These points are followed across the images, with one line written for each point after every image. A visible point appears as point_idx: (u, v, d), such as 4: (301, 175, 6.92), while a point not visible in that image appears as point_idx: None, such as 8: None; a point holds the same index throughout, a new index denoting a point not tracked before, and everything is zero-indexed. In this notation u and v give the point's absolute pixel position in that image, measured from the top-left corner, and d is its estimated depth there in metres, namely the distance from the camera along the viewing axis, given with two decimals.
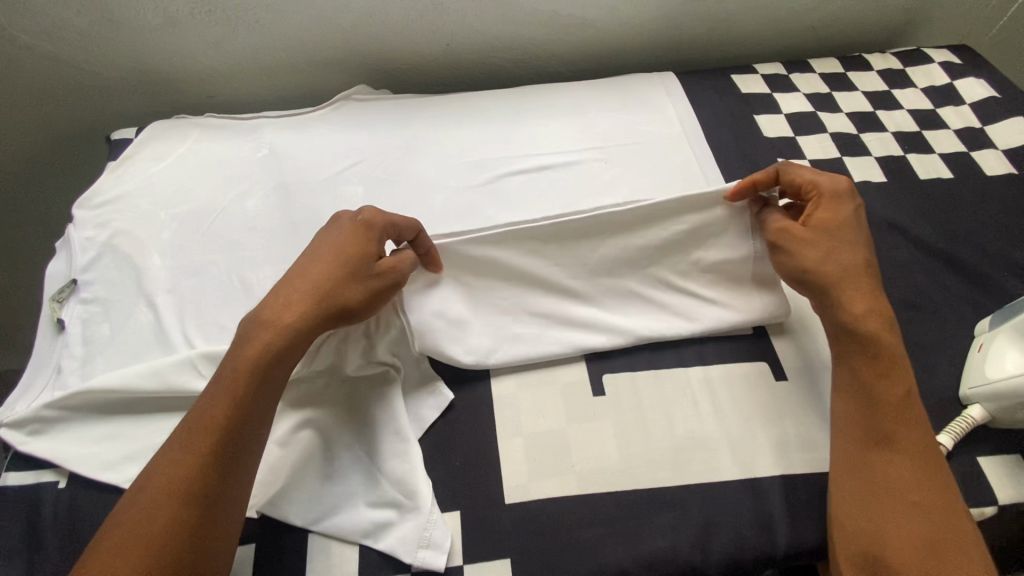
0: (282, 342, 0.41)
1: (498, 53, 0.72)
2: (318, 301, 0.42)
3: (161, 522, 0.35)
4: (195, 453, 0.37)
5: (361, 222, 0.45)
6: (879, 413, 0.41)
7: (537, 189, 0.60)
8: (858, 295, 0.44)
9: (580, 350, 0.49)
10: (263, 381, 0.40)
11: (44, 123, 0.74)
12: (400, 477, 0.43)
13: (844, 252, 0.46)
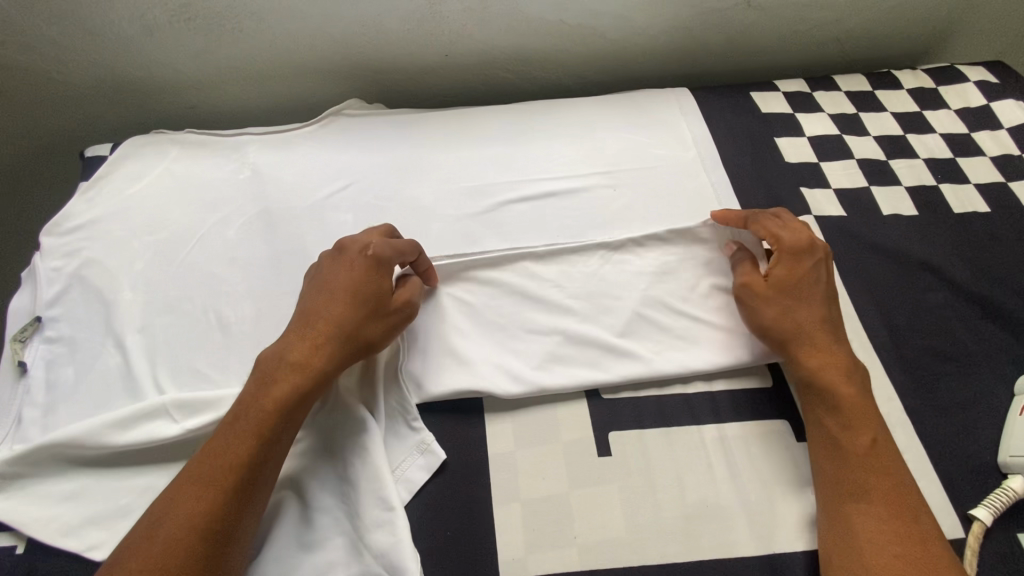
0: (304, 382, 0.41)
1: (500, 64, 0.67)
2: (343, 340, 0.43)
3: (175, 573, 0.34)
4: (213, 496, 0.37)
5: (372, 256, 0.45)
6: (849, 462, 0.41)
7: (540, 219, 0.56)
8: (810, 353, 0.45)
9: (582, 386, 0.46)
10: (283, 422, 0.40)
11: (18, 134, 0.69)
12: (385, 551, 0.39)
13: (801, 312, 0.46)
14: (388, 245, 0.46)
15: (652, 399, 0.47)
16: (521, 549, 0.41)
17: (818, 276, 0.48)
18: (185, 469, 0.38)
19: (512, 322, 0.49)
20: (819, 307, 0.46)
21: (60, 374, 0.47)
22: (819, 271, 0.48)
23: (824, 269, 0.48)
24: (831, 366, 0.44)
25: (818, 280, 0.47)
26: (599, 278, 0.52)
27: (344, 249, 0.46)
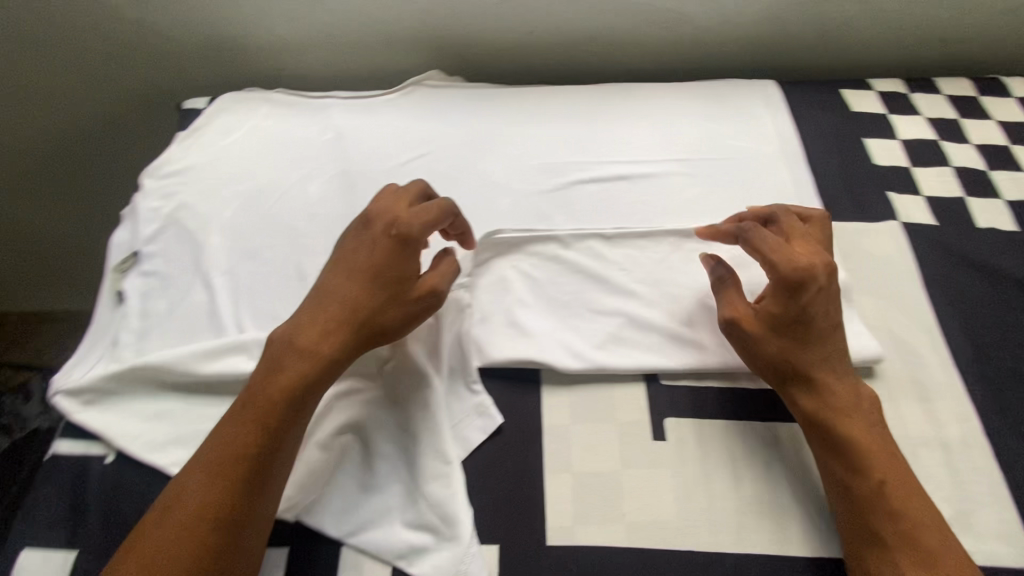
0: (310, 366, 0.41)
1: (581, 46, 0.67)
2: (354, 325, 0.43)
3: (187, 557, 0.35)
4: (224, 487, 0.37)
5: (396, 236, 0.44)
6: (864, 508, 0.38)
7: (611, 200, 0.55)
8: (812, 394, 0.42)
9: (643, 369, 0.46)
10: (288, 409, 0.40)
11: (123, 84, 0.74)
12: (440, 501, 0.41)
13: (795, 352, 0.42)
14: (412, 222, 0.44)
15: (712, 390, 0.46)
16: (569, 519, 0.41)
17: (817, 306, 0.42)
18: (199, 456, 0.39)
19: (573, 300, 0.49)
20: (820, 343, 0.43)
21: (151, 306, 0.50)
22: (821, 298, 0.42)
23: (827, 295, 0.43)
24: (832, 406, 0.41)
25: (823, 310, 0.42)
26: (667, 264, 0.51)
27: (372, 223, 0.46)
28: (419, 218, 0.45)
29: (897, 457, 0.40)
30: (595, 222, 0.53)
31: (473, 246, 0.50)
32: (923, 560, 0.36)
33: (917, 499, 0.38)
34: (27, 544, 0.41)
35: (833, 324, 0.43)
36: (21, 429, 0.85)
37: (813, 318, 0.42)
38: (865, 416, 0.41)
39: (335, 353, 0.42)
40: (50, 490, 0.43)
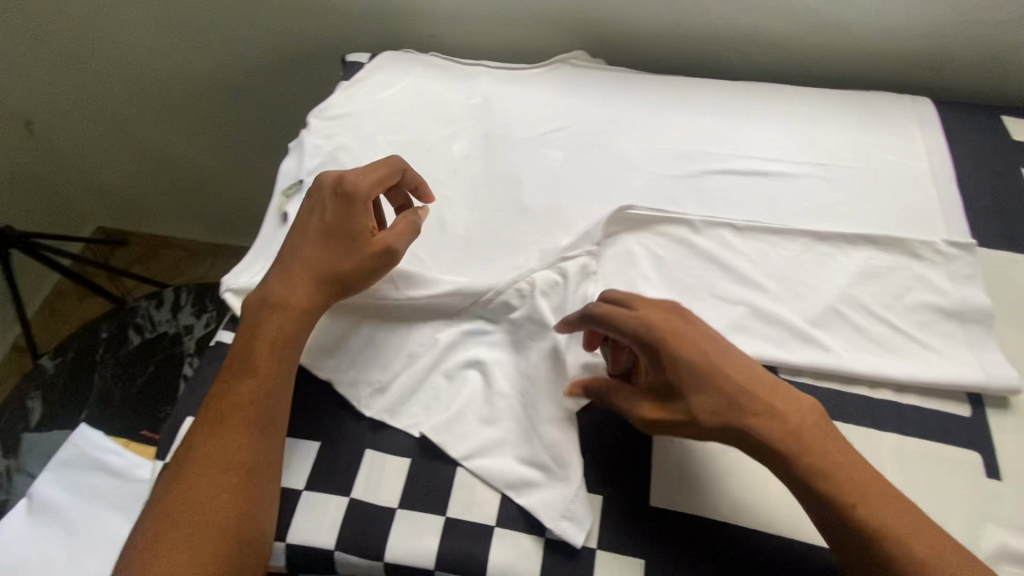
0: (289, 324, 0.45)
1: (727, 43, 0.67)
2: (318, 283, 0.46)
3: (215, 495, 0.39)
4: (222, 432, 0.41)
5: (339, 196, 0.48)
6: (847, 539, 0.36)
7: (744, 194, 0.56)
8: (762, 427, 0.37)
9: (764, 360, 0.47)
10: (266, 363, 0.44)
11: (291, 34, 0.82)
12: (554, 442, 0.43)
13: (714, 405, 0.38)
14: (359, 180, 0.48)
15: (830, 392, 0.46)
16: (673, 486, 0.43)
17: (699, 353, 0.39)
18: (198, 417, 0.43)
19: (698, 284, 0.51)
20: (728, 384, 0.38)
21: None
22: (683, 339, 0.39)
23: (693, 340, 0.40)
24: (774, 427, 0.37)
25: (711, 359, 0.39)
26: (798, 264, 0.51)
27: (317, 189, 0.49)
28: (364, 177, 0.49)
29: (870, 474, 0.37)
30: (728, 213, 0.54)
31: (429, 199, 0.53)
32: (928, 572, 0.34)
33: (891, 504, 0.36)
34: (192, 412, 0.48)
35: (729, 354, 0.40)
36: (151, 331, 0.93)
37: (712, 361, 0.39)
38: (809, 427, 0.38)
39: (303, 306, 0.46)
40: (213, 371, 0.50)
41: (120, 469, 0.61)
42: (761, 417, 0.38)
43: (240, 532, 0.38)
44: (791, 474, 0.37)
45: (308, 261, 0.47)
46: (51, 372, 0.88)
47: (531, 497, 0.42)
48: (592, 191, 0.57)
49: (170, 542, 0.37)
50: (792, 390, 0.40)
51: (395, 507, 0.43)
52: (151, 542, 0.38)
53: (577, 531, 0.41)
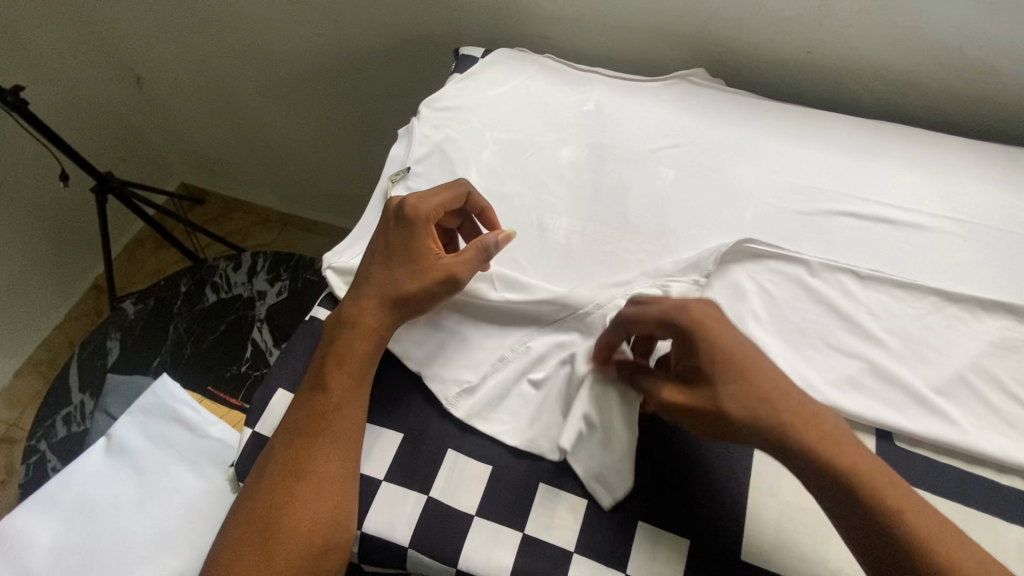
0: (357, 341, 0.46)
1: (861, 75, 0.63)
2: (383, 303, 0.47)
3: (287, 501, 0.42)
4: (303, 444, 0.43)
5: (404, 219, 0.48)
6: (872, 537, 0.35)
7: (867, 241, 0.52)
8: (794, 418, 0.37)
9: (879, 424, 0.44)
10: (340, 378, 0.45)
11: (403, 21, 0.83)
12: (604, 443, 0.42)
13: (750, 399, 0.37)
14: (424, 203, 0.48)
15: (948, 468, 0.43)
16: (767, 541, 0.40)
17: (736, 342, 0.38)
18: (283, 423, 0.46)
19: (811, 330, 0.48)
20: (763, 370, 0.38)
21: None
22: (719, 326, 0.39)
23: (728, 331, 0.39)
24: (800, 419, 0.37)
25: (738, 342, 0.38)
26: (924, 323, 0.47)
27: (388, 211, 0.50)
28: (430, 199, 0.49)
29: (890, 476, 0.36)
30: (848, 260, 0.51)
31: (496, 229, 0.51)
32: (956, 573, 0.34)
33: (894, 492, 0.36)
34: (284, 384, 0.49)
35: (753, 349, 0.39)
36: (227, 291, 0.94)
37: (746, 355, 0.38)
38: (829, 429, 0.37)
39: (369, 325, 0.46)
40: (306, 345, 0.51)
41: (194, 423, 0.62)
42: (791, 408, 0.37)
43: (325, 540, 0.41)
44: (803, 466, 0.37)
45: (373, 281, 0.48)
46: (131, 317, 0.91)
47: (578, 463, 0.42)
48: (703, 215, 0.55)
49: (255, 543, 0.41)
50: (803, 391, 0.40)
51: (473, 514, 0.42)
52: (247, 546, 0.41)
53: (606, 495, 0.42)
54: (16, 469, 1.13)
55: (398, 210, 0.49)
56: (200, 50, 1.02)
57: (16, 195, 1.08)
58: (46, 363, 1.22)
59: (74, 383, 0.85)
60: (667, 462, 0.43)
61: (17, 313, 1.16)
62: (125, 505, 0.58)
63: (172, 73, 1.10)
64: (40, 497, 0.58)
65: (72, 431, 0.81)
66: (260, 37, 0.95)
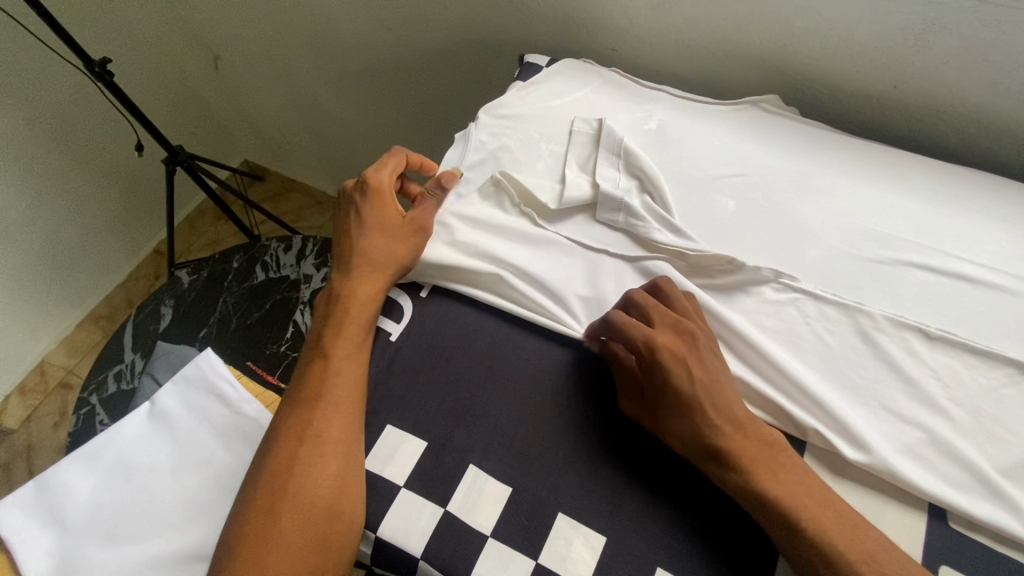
0: (348, 309, 0.50)
1: (954, 117, 0.59)
2: (361, 266, 0.52)
3: (291, 470, 0.44)
4: (303, 413, 0.46)
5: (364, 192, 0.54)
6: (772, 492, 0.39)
7: (939, 298, 0.49)
8: (722, 422, 0.41)
9: (933, 499, 0.41)
10: (339, 345, 0.48)
11: (471, 22, 0.83)
12: None
13: (682, 423, 0.42)
14: (378, 174, 0.55)
15: (1009, 561, 0.39)
16: None
17: (683, 383, 0.42)
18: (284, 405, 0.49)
19: (867, 388, 0.45)
20: (713, 397, 0.42)
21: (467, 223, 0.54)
22: (676, 363, 0.43)
23: (684, 363, 0.43)
24: (724, 425, 0.41)
25: (698, 375, 0.43)
26: (997, 397, 0.44)
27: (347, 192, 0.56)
28: (380, 170, 0.56)
29: (772, 450, 0.41)
30: (916, 315, 0.48)
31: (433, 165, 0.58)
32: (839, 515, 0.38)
33: (772, 464, 0.40)
34: None
35: (716, 376, 0.43)
36: (275, 271, 0.98)
37: (695, 392, 0.42)
38: (732, 417, 0.42)
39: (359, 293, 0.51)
40: None
41: (231, 398, 0.64)
42: (724, 426, 0.41)
43: (328, 509, 0.42)
44: (712, 458, 0.41)
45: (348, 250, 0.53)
46: (185, 286, 0.96)
47: None
48: (760, 249, 0.52)
49: (265, 515, 0.43)
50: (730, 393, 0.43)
51: (487, 535, 0.41)
52: (255, 524, 0.43)
53: None
54: (68, 413, 1.21)
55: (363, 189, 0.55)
56: (274, 38, 1.06)
57: (95, 159, 1.16)
58: (105, 318, 1.30)
59: (128, 343, 0.90)
60: (692, 508, 0.41)
61: (85, 268, 1.24)
62: (160, 469, 0.60)
63: (246, 56, 1.14)
64: (84, 450, 0.61)
65: (121, 388, 0.86)
66: (330, 26, 0.97)
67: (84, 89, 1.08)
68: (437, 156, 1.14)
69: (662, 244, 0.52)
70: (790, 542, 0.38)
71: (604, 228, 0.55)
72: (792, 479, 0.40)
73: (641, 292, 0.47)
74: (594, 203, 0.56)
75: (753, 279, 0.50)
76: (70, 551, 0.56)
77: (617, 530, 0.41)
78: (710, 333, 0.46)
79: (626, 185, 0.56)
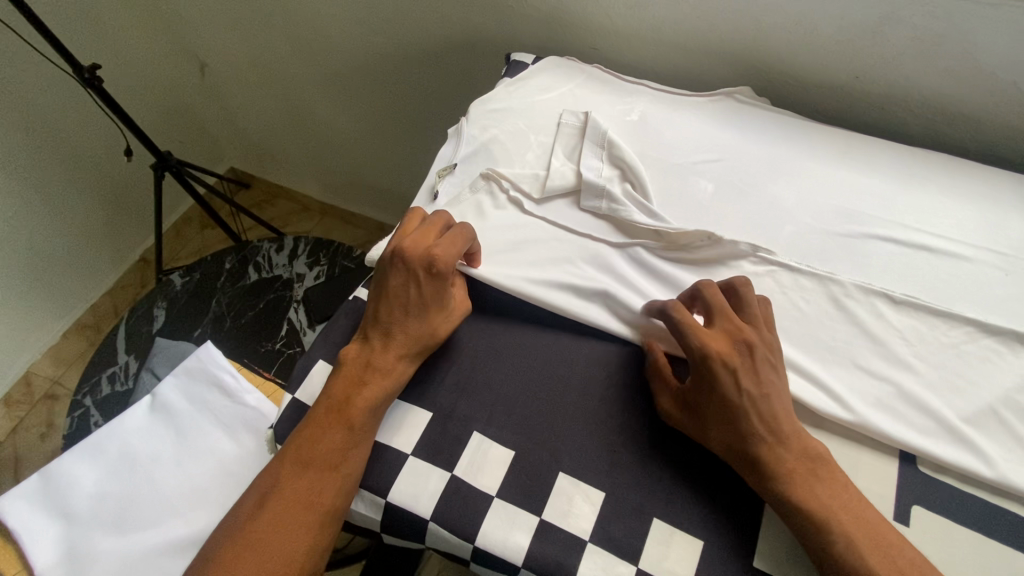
0: (379, 379, 0.46)
1: (911, 104, 0.63)
2: (405, 345, 0.47)
3: (289, 533, 0.41)
4: (315, 480, 0.43)
5: (433, 274, 0.48)
6: (793, 485, 0.40)
7: (902, 266, 0.53)
8: (761, 429, 0.42)
9: (900, 445, 0.44)
10: (366, 417, 0.45)
11: (458, 25, 0.86)
12: None
13: (718, 425, 0.43)
14: (450, 258, 0.48)
15: (973, 499, 0.42)
16: (777, 550, 0.41)
17: (730, 389, 0.43)
18: (285, 448, 0.45)
19: (841, 350, 0.49)
20: (758, 406, 0.43)
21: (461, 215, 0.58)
22: (725, 371, 0.43)
23: (735, 370, 0.43)
24: (760, 432, 0.42)
25: (746, 384, 0.43)
26: (958, 353, 0.48)
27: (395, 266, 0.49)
28: (448, 248, 0.48)
29: (807, 460, 0.41)
30: (882, 283, 0.52)
31: (479, 265, 0.53)
32: (845, 505, 0.40)
33: (799, 466, 0.41)
34: (324, 356, 0.52)
35: (766, 387, 0.43)
36: (268, 271, 0.99)
37: (742, 398, 0.42)
38: (773, 424, 0.42)
39: (392, 363, 0.47)
40: (349, 323, 0.53)
41: (233, 389, 0.65)
42: (765, 433, 0.42)
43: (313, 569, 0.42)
44: (745, 457, 0.42)
45: (389, 324, 0.48)
46: (177, 287, 0.96)
47: None
48: (738, 227, 0.56)
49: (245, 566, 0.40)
50: (782, 403, 0.43)
51: (493, 495, 0.43)
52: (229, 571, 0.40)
53: None
54: (56, 424, 1.20)
55: (397, 246, 0.49)
56: (262, 43, 1.08)
57: (81, 165, 1.15)
58: (91, 327, 1.29)
59: (121, 345, 0.90)
60: (686, 465, 0.44)
61: (71, 276, 1.23)
62: (163, 460, 0.61)
63: (233, 63, 1.16)
64: (86, 443, 0.61)
65: (116, 390, 0.86)
66: (319, 33, 0.99)
67: (72, 96, 1.08)
68: (426, 158, 1.17)
69: (643, 226, 0.56)
70: (800, 529, 0.40)
71: (589, 214, 0.58)
72: (815, 482, 0.41)
73: (708, 293, 0.47)
74: (578, 190, 0.59)
75: (732, 253, 0.53)
76: (75, 542, 0.57)
77: (616, 487, 0.43)
78: (770, 343, 0.46)
79: (609, 173, 0.59)
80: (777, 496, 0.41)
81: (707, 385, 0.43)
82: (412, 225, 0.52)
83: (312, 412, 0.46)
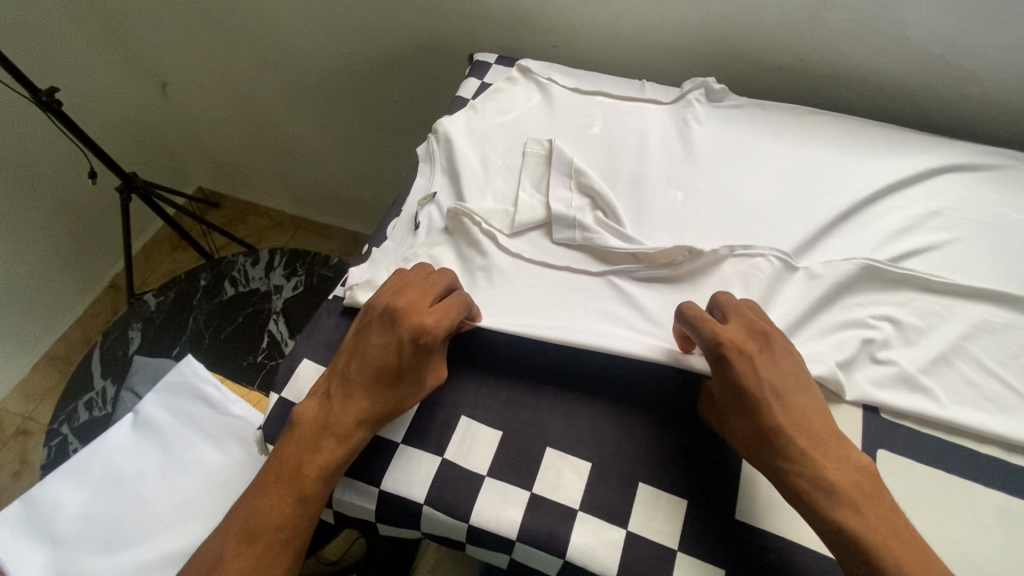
0: (334, 450, 0.44)
1: (851, 80, 0.68)
2: (368, 414, 0.45)
3: None
4: (259, 555, 0.42)
5: (417, 343, 0.45)
6: (835, 490, 0.38)
7: (853, 237, 0.56)
8: (789, 429, 0.41)
9: (864, 396, 0.46)
10: (316, 491, 0.43)
11: (420, 29, 0.87)
12: None
13: (745, 420, 0.42)
14: (441, 331, 0.45)
15: (931, 439, 0.45)
16: (755, 503, 0.43)
17: (752, 379, 0.42)
18: (232, 521, 0.43)
19: None
20: (779, 406, 0.42)
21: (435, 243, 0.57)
22: (745, 362, 0.43)
23: (753, 359, 0.43)
24: (792, 431, 0.41)
25: (766, 381, 0.42)
26: (909, 308, 0.51)
27: (379, 322, 0.47)
28: (441, 319, 0.46)
29: (855, 470, 0.40)
30: (837, 254, 0.55)
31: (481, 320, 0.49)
32: (892, 524, 0.38)
33: (844, 472, 0.39)
34: (309, 356, 0.52)
35: (789, 382, 0.43)
36: (244, 285, 0.98)
37: (764, 392, 0.42)
38: (803, 426, 0.41)
39: (350, 429, 0.45)
40: (332, 322, 0.54)
41: (218, 401, 0.65)
42: (795, 433, 0.41)
43: None
44: (780, 458, 0.40)
45: (358, 381, 0.45)
46: (152, 308, 0.95)
47: None
48: (703, 213, 0.58)
49: None
50: (815, 406, 0.42)
51: (484, 474, 0.45)
52: None
53: None
54: (31, 461, 1.16)
55: (390, 303, 0.47)
56: (224, 60, 1.08)
57: (42, 192, 1.13)
58: (62, 358, 1.26)
59: (96, 370, 0.88)
60: (662, 428, 0.46)
61: (36, 307, 1.20)
62: (150, 477, 0.60)
63: (195, 80, 1.15)
64: (66, 465, 0.60)
65: (94, 416, 0.84)
66: (280, 44, 0.99)
67: (30, 121, 1.06)
68: (396, 163, 1.18)
69: (618, 252, 0.55)
70: (845, 541, 0.37)
71: (563, 248, 0.56)
72: (864, 496, 0.39)
73: (728, 296, 0.47)
74: (549, 222, 0.58)
75: (713, 262, 0.53)
76: (61, 568, 0.56)
77: (600, 456, 0.45)
78: (786, 340, 0.45)
79: (579, 203, 0.58)
80: (820, 503, 0.39)
81: (732, 373, 0.43)
82: (412, 279, 0.49)
83: (262, 478, 0.44)
